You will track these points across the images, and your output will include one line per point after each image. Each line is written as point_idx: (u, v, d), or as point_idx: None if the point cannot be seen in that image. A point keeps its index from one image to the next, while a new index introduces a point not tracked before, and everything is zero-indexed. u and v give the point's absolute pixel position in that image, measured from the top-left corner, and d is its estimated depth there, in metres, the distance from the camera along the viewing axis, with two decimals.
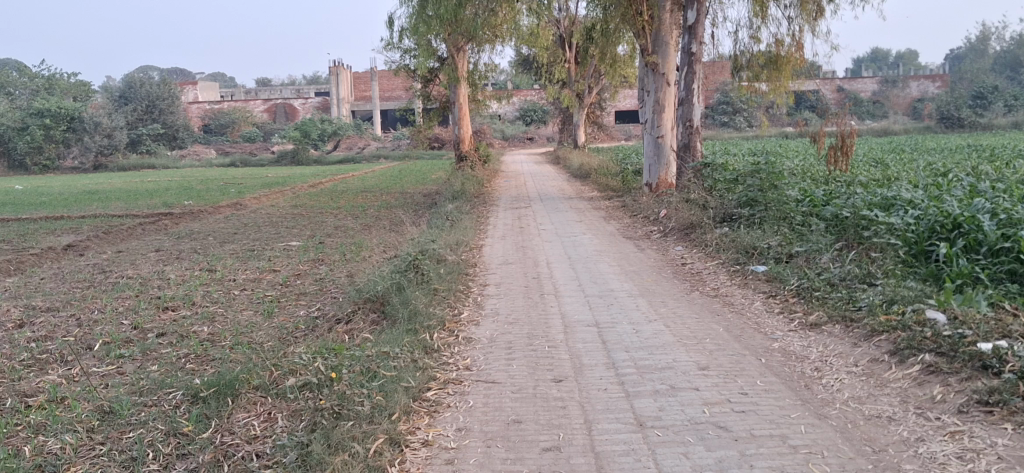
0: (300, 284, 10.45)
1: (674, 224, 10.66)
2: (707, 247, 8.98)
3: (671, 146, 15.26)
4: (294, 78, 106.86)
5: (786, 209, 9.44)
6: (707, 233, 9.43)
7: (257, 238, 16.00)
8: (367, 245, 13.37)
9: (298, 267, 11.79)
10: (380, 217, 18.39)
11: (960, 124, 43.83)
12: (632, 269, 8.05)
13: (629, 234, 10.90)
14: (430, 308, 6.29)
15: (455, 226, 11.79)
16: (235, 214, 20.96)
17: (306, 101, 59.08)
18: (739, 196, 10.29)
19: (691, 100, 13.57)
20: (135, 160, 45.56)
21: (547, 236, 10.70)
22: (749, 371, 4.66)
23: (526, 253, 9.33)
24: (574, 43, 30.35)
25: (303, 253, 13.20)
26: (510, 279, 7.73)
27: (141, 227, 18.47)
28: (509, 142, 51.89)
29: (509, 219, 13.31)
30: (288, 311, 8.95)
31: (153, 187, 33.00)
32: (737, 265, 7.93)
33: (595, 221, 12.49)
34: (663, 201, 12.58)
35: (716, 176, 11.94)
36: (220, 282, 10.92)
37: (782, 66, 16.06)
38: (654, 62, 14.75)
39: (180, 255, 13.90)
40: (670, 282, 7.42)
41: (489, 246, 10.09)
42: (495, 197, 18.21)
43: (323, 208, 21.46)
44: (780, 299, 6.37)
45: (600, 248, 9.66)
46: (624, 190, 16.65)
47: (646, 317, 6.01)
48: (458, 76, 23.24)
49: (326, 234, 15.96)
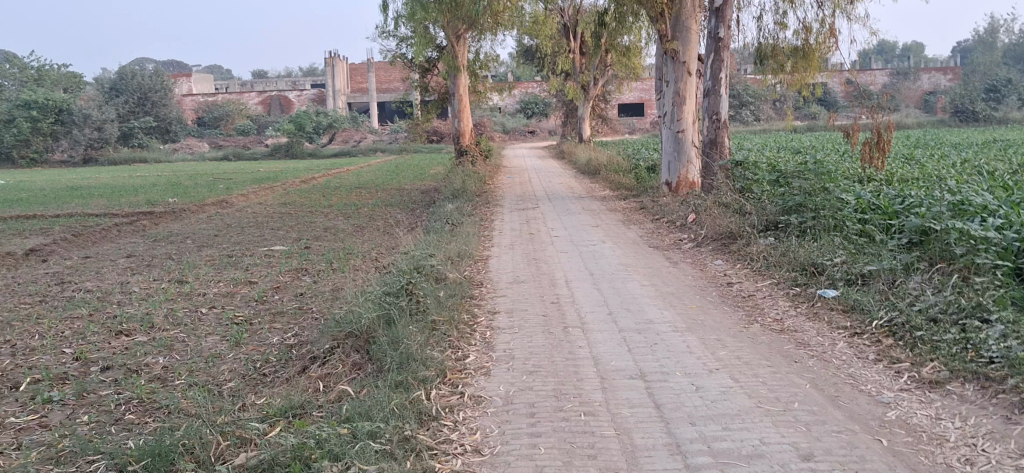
0: (280, 301, 9.11)
1: (707, 233, 9.31)
2: (754, 263, 7.64)
3: (692, 142, 13.95)
4: (291, 71, 105.24)
5: (841, 217, 8.11)
6: (751, 245, 8.10)
7: (240, 241, 14.66)
8: (357, 251, 12.05)
9: (279, 278, 10.43)
10: (374, 218, 17.06)
11: (975, 118, 42.50)
12: (670, 292, 6.70)
13: (655, 243, 9.53)
14: (427, 352, 4.95)
15: (457, 232, 10.43)
16: (220, 214, 19.61)
17: (302, 93, 57.91)
18: (783, 200, 8.94)
19: (718, 90, 12.23)
20: (125, 154, 44.19)
21: (563, 246, 9.37)
22: (872, 462, 3.31)
23: (541, 268, 7.99)
24: (579, 33, 29.07)
25: (286, 261, 11.84)
26: (524, 304, 6.40)
27: (117, 228, 17.13)
28: (509, 136, 50.54)
29: (516, 222, 11.96)
30: (260, 338, 7.58)
31: (140, 183, 31.52)
32: (796, 287, 6.59)
33: (612, 226, 11.15)
34: (688, 202, 11.26)
35: (752, 179, 10.61)
36: (188, 297, 9.56)
37: (809, 54, 14.71)
38: (674, 49, 13.44)
39: (152, 262, 12.57)
40: (720, 310, 6.07)
41: (497, 258, 8.72)
42: (499, 196, 16.86)
43: (315, 207, 20.10)
44: (869, 339, 5.04)
45: (625, 261, 8.29)
46: (640, 190, 15.30)
47: (705, 365, 4.66)
48: (458, 64, 21.92)
49: (315, 237, 14.62)
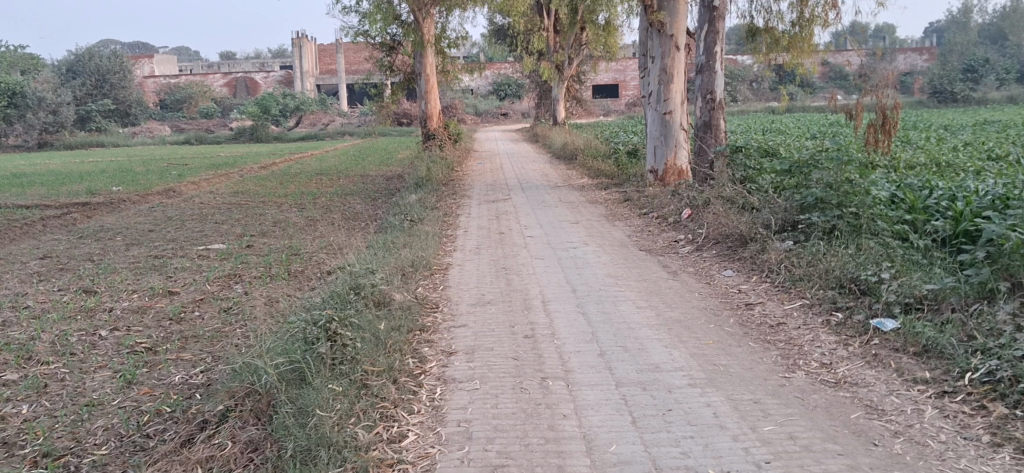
0: (199, 320, 7.56)
1: (709, 233, 7.88)
2: (774, 277, 6.22)
3: (681, 125, 12.51)
4: (258, 51, 102.67)
5: (874, 217, 6.68)
6: (768, 252, 6.67)
7: (175, 239, 13.02)
8: (303, 252, 10.54)
9: (204, 288, 8.85)
10: (330, 210, 15.54)
11: (954, 99, 41.57)
12: (675, 320, 5.25)
13: (646, 246, 8.07)
14: (345, 433, 3.46)
15: (413, 233, 8.92)
16: (163, 205, 17.96)
17: (268, 75, 55.97)
18: (799, 195, 7.50)
19: (712, 67, 10.73)
20: (82, 138, 42.20)
21: (537, 250, 7.90)
22: None
23: (510, 282, 6.51)
24: (552, 10, 27.89)
25: (219, 264, 10.29)
26: (489, 339, 4.91)
27: (44, 222, 15.45)
28: (481, 118, 48.94)
29: (483, 218, 10.46)
30: (160, 374, 6.03)
31: (89, 170, 29.59)
32: (838, 313, 5.16)
33: (594, 222, 9.68)
34: (683, 195, 9.80)
35: (756, 172, 9.19)
36: (90, 313, 7.95)
37: (804, 32, 13.29)
38: (659, 21, 11.97)
39: (67, 266, 10.93)
40: (746, 349, 4.63)
41: (458, 268, 7.22)
42: (467, 185, 15.36)
43: (268, 196, 18.44)
44: (968, 404, 3.61)
45: (613, 272, 6.82)
46: (623, 178, 13.85)
47: (749, 454, 3.22)
48: (423, 41, 20.35)
49: (261, 233, 13.05)
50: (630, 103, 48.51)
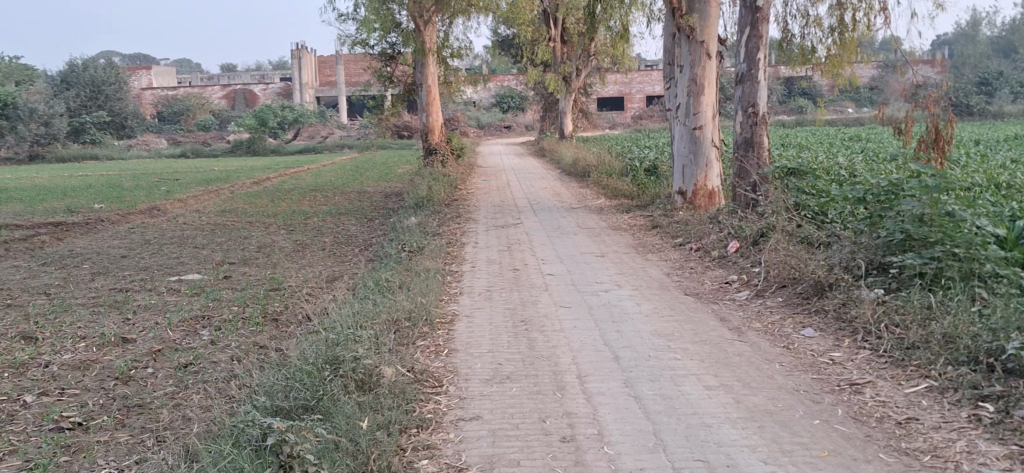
0: (150, 381, 6.17)
1: (770, 276, 6.50)
2: (873, 342, 4.85)
3: (712, 141, 11.18)
4: (259, 63, 101.71)
5: (991, 260, 5.29)
6: (857, 305, 5.30)
7: (147, 267, 11.65)
8: (287, 287, 9.18)
9: (165, 336, 7.43)
10: (323, 232, 14.22)
11: (969, 112, 40.25)
12: (764, 412, 3.90)
13: (693, 289, 6.71)
14: None
15: (413, 269, 7.57)
16: (142, 225, 16.59)
17: (268, 86, 54.77)
18: (882, 229, 6.12)
19: (754, 76, 9.42)
20: (75, 151, 40.92)
21: (562, 295, 6.54)
22: None
23: (532, 344, 5.13)
24: (560, 20, 26.47)
25: (191, 301, 8.94)
26: (511, 447, 3.55)
27: (9, 245, 14.09)
28: (484, 131, 47.68)
29: (494, 249, 9.10)
30: (83, 466, 4.65)
31: (76, 184, 28.25)
32: (987, 406, 3.79)
33: (623, 255, 8.32)
34: (727, 225, 8.45)
35: (815, 200, 7.82)
36: (19, 370, 6.55)
37: (845, 38, 11.61)
38: (690, 25, 10.68)
39: (17, 301, 9.55)
40: (880, 469, 3.28)
41: (467, 320, 5.85)
42: (473, 206, 14.04)
43: (257, 216, 17.10)
44: None
45: (660, 328, 5.44)
46: (645, 199, 12.50)
47: None
48: (425, 50, 18.97)
49: (243, 261, 11.67)
50: (636, 116, 47.25)
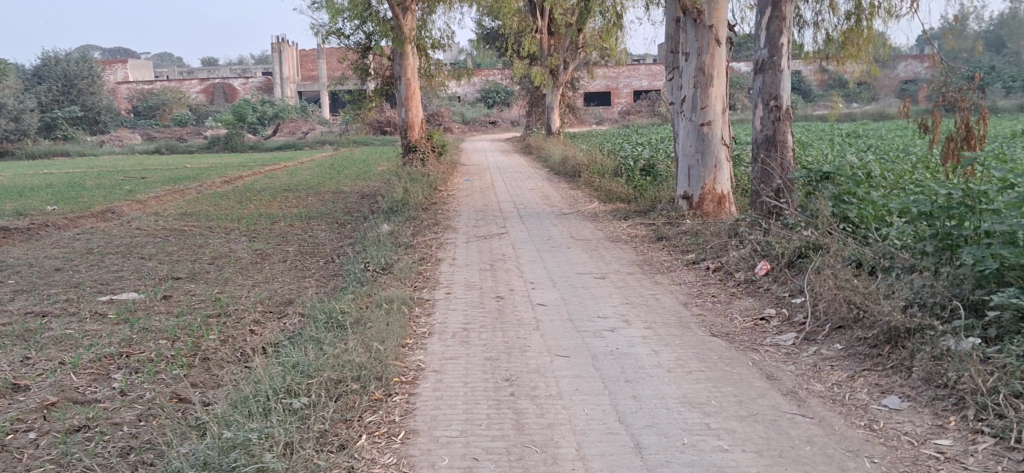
0: (26, 452, 4.73)
1: (819, 313, 5.17)
2: (993, 423, 3.50)
3: (722, 139, 9.83)
4: (240, 59, 99.65)
5: None
6: (956, 363, 3.94)
7: (82, 284, 10.16)
8: (231, 313, 7.75)
9: (66, 382, 5.95)
10: (287, 239, 12.79)
11: None
12: None
13: (721, 326, 5.35)
14: None
15: (374, 298, 6.17)
16: (93, 231, 15.05)
17: (247, 81, 53.10)
18: (966, 255, 4.75)
19: (777, 63, 8.06)
20: (45, 147, 39.16)
21: (558, 337, 5.15)
22: None
23: (520, 422, 3.76)
24: (548, 11, 25.06)
25: (116, 330, 7.50)
26: None
27: None
28: (469, 127, 46.29)
29: (475, 267, 7.71)
30: None
31: (37, 184, 26.59)
32: None
33: (628, 277, 6.95)
34: (750, 242, 7.10)
35: (856, 213, 6.48)
36: None
37: (861, 24, 9.98)
38: (697, 7, 9.31)
39: None
40: None
41: (435, 379, 4.47)
42: (453, 212, 12.65)
43: (220, 220, 15.63)
44: None
45: (692, 394, 4.08)
46: (645, 204, 11.14)
47: None
48: (403, 40, 17.52)
49: (191, 276, 10.22)
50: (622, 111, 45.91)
